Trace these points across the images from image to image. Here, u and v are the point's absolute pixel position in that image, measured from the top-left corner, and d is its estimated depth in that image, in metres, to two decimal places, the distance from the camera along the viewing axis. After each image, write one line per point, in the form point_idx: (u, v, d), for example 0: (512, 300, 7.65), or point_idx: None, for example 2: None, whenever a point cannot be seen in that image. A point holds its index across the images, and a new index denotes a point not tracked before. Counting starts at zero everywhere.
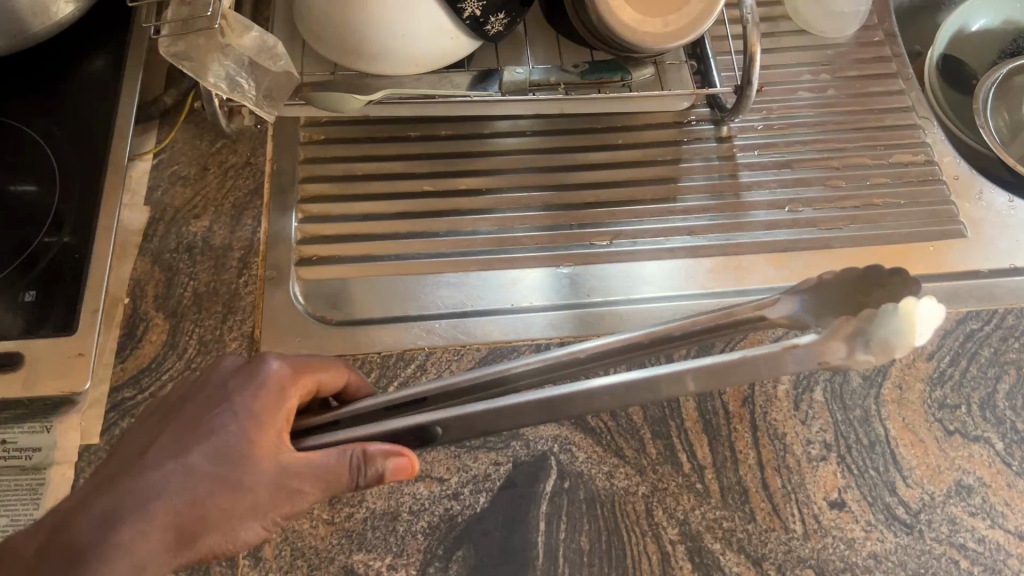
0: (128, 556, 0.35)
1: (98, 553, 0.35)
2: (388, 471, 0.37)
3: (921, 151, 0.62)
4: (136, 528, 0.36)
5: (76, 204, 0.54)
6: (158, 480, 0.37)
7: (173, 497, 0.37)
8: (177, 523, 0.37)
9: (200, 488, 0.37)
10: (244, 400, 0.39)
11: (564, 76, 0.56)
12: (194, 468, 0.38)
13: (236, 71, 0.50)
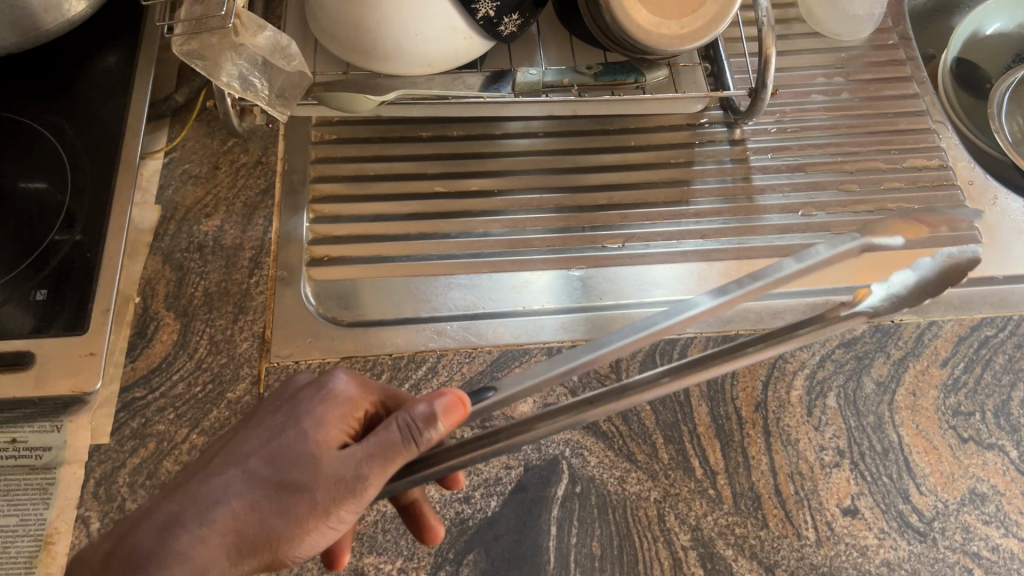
0: (186, 560, 0.34)
1: (157, 556, 0.34)
2: (439, 409, 0.37)
3: (935, 156, 0.62)
4: (196, 530, 0.35)
5: (87, 202, 0.54)
6: (219, 484, 0.37)
7: (234, 501, 0.36)
8: (239, 526, 0.36)
9: (261, 490, 0.37)
10: (308, 409, 0.40)
11: (578, 78, 0.55)
12: (254, 472, 0.37)
13: (249, 71, 0.50)
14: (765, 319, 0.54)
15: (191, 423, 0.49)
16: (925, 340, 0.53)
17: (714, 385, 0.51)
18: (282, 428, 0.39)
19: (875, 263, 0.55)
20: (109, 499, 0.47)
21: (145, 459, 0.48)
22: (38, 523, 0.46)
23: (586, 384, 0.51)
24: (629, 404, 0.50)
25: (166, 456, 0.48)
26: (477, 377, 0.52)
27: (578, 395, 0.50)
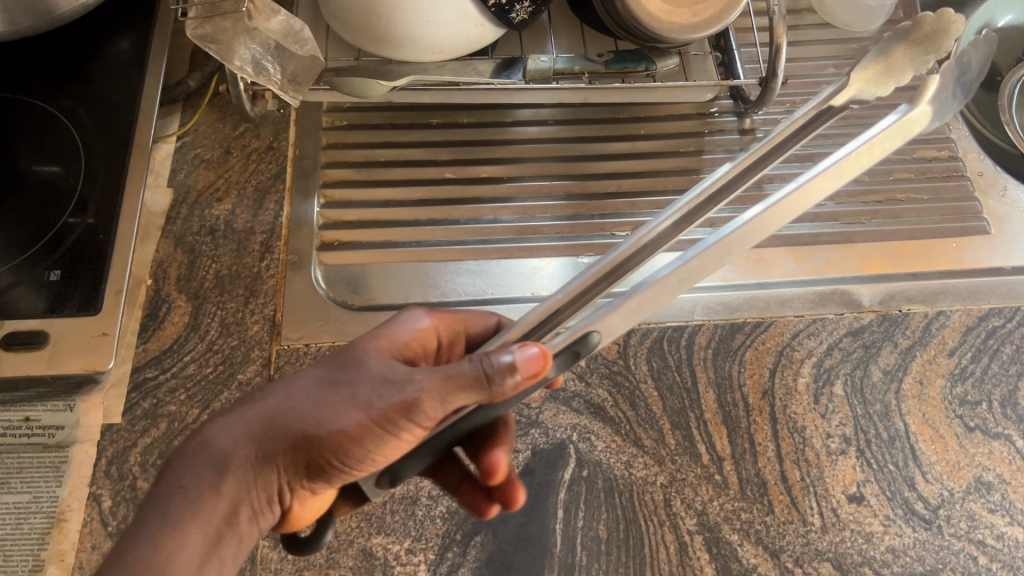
0: (213, 451, 0.38)
1: (195, 446, 0.38)
2: (518, 361, 0.33)
3: (945, 147, 0.61)
4: (233, 425, 0.39)
5: (100, 185, 0.54)
6: (273, 390, 0.40)
7: (273, 403, 0.39)
8: (270, 423, 0.38)
9: (307, 394, 0.39)
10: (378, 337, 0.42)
11: (589, 66, 0.55)
12: (307, 381, 0.39)
13: (262, 55, 0.51)
14: (773, 308, 0.53)
15: (202, 403, 0.50)
16: (933, 329, 0.53)
17: (721, 372, 0.51)
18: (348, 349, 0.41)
19: (883, 253, 0.56)
20: (121, 478, 0.47)
21: (157, 438, 0.49)
22: (50, 500, 0.46)
23: (594, 370, 0.51)
24: (636, 390, 0.50)
25: (177, 436, 0.49)
26: None
27: (585, 380, 0.50)
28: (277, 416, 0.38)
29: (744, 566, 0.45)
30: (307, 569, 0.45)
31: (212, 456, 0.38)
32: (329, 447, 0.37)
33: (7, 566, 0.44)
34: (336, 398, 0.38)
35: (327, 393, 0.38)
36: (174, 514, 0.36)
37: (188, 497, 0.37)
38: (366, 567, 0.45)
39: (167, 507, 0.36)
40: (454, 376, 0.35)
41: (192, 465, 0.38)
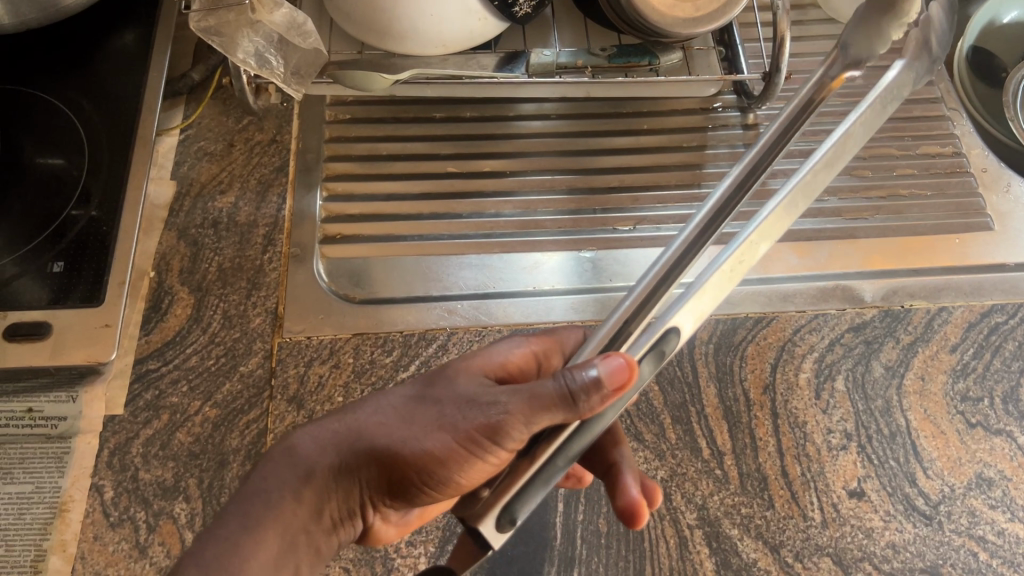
0: (299, 461, 0.37)
1: (282, 453, 0.38)
2: (603, 374, 0.31)
3: (949, 143, 0.61)
4: (321, 433, 0.38)
5: (104, 177, 0.55)
6: (364, 404, 0.39)
7: (363, 416, 0.38)
8: (358, 435, 0.37)
9: (397, 409, 0.38)
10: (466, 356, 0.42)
11: (592, 60, 0.55)
12: (395, 396, 0.39)
13: (265, 48, 0.51)
14: (776, 303, 0.53)
15: (204, 395, 0.50)
16: (935, 325, 0.53)
17: (723, 367, 0.51)
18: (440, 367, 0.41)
19: (885, 249, 0.55)
20: (123, 469, 0.47)
21: (159, 430, 0.49)
22: (52, 491, 0.47)
23: None
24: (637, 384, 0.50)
25: (179, 428, 0.49)
26: None
27: None
28: (367, 428, 0.37)
29: (744, 561, 0.45)
30: None
31: (298, 462, 0.37)
32: (415, 467, 0.36)
33: (9, 556, 0.45)
34: (429, 414, 0.37)
35: (418, 410, 0.38)
36: (255, 515, 0.35)
37: (269, 499, 0.36)
38: (366, 559, 0.45)
39: (250, 505, 0.36)
40: (539, 393, 0.33)
41: (279, 469, 0.37)
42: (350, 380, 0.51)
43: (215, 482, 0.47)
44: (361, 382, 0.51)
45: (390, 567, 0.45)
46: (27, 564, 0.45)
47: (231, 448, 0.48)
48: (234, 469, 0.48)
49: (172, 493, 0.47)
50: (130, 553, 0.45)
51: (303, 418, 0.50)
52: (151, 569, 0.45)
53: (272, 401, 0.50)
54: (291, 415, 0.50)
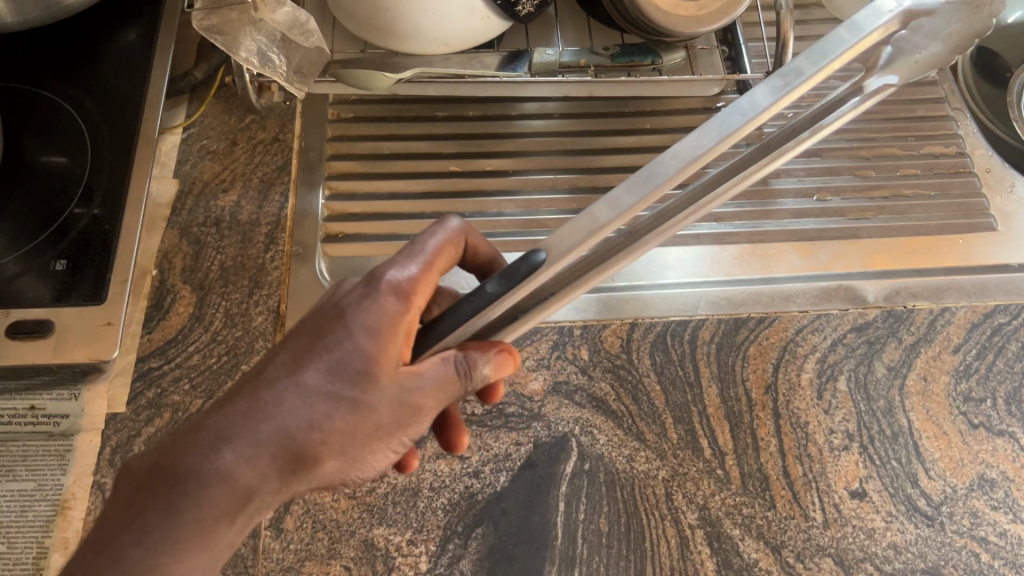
0: (233, 484, 0.32)
1: (195, 475, 0.32)
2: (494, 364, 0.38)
3: (953, 143, 0.61)
4: (247, 446, 0.33)
5: (106, 175, 0.55)
6: (279, 397, 0.34)
7: (287, 417, 0.34)
8: (292, 446, 0.33)
9: (322, 407, 0.34)
10: (363, 313, 0.36)
11: (595, 59, 0.55)
12: (313, 386, 0.34)
13: (267, 46, 0.51)
14: (779, 303, 0.53)
15: (205, 394, 0.50)
16: (938, 325, 0.53)
17: (725, 367, 0.51)
18: (340, 340, 0.35)
19: (889, 249, 0.55)
20: None
21: (161, 428, 0.49)
22: (54, 488, 0.47)
23: (596, 364, 0.51)
24: (639, 384, 0.50)
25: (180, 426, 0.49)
26: None
27: (587, 374, 0.50)
28: (300, 441, 0.34)
29: (745, 561, 0.45)
30: (309, 559, 0.45)
31: (232, 487, 0.32)
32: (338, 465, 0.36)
33: (11, 553, 0.45)
34: (353, 412, 0.35)
35: (340, 403, 0.35)
36: (180, 546, 0.31)
37: (201, 531, 0.31)
38: (367, 558, 0.45)
39: (180, 547, 0.31)
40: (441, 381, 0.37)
41: (207, 499, 0.31)
42: None
43: None
44: None
45: (391, 566, 0.45)
46: (29, 562, 0.45)
47: None
48: None
49: None
50: None
51: None
52: None
53: None
54: None
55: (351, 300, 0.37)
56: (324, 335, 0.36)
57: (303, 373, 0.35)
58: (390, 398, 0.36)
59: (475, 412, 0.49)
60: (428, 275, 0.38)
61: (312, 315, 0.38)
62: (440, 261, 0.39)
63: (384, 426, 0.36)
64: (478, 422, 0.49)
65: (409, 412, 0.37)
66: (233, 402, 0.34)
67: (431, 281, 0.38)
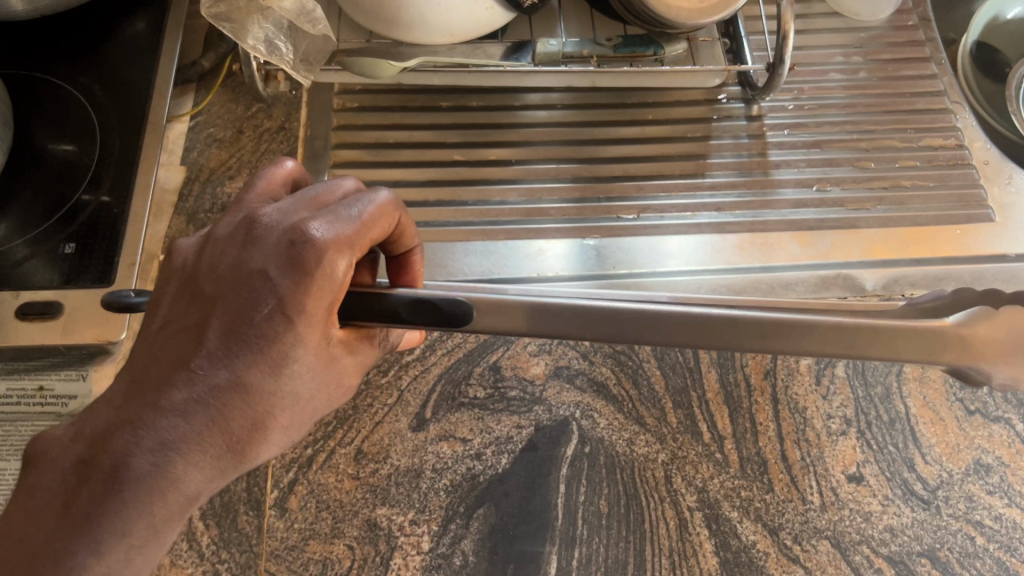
0: (182, 489, 0.32)
1: (141, 458, 0.32)
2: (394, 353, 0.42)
3: (952, 136, 0.63)
4: (193, 448, 0.32)
5: (115, 161, 0.55)
6: (207, 390, 0.33)
7: (231, 413, 0.33)
8: (231, 442, 0.33)
9: (240, 400, 0.33)
10: (293, 291, 0.33)
11: (597, 49, 0.56)
12: (244, 372, 0.33)
13: (274, 34, 0.52)
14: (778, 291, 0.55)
15: None
16: None
17: (724, 353, 0.51)
18: (275, 326, 0.33)
19: (889, 239, 0.57)
20: None
21: None
22: None
23: (597, 350, 0.51)
24: (639, 369, 0.51)
25: None
26: (491, 340, 0.52)
27: (588, 359, 0.51)
28: (214, 441, 0.33)
29: (743, 543, 0.46)
30: (312, 538, 0.45)
31: (179, 492, 0.32)
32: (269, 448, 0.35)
33: None
34: (286, 402, 0.34)
35: (283, 395, 0.34)
36: (138, 540, 0.31)
37: (155, 536, 0.32)
38: (370, 537, 0.45)
39: (136, 552, 0.31)
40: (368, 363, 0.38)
41: (161, 505, 0.32)
42: None
43: None
44: None
45: (394, 545, 0.45)
46: None
47: None
48: None
49: None
50: None
51: None
52: None
53: None
54: None
55: (276, 270, 0.34)
56: (254, 316, 0.33)
57: (239, 362, 0.33)
58: (322, 378, 0.36)
59: (478, 395, 0.50)
60: (360, 241, 0.35)
61: (229, 284, 0.34)
62: (375, 228, 0.36)
63: (316, 403, 0.37)
64: (479, 405, 0.49)
65: (334, 387, 0.37)
66: (162, 392, 0.33)
67: (361, 249, 0.35)
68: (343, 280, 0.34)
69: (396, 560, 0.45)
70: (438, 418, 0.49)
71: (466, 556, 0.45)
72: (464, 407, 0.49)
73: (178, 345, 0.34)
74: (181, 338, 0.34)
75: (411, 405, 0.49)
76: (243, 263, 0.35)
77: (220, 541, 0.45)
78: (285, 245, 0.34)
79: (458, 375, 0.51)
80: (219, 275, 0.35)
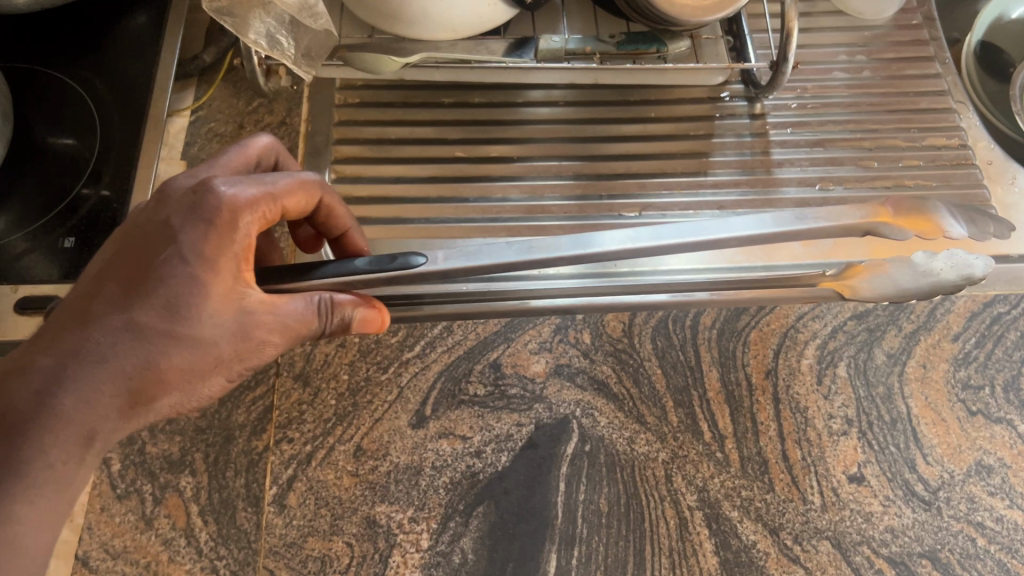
0: (73, 427, 0.35)
1: (32, 397, 0.34)
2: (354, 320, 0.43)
3: (955, 136, 0.62)
4: (82, 389, 0.35)
5: (115, 156, 0.55)
6: (102, 338, 0.35)
7: (124, 358, 0.36)
8: (124, 387, 0.36)
9: (125, 348, 0.36)
10: (193, 240, 0.36)
11: (600, 47, 0.56)
12: (135, 321, 0.36)
13: (276, 29, 0.51)
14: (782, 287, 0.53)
15: None
16: (938, 314, 0.53)
17: (725, 352, 0.51)
18: (171, 274, 0.36)
19: (892, 239, 0.57)
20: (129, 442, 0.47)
21: None
22: None
23: (598, 348, 0.51)
24: (640, 367, 0.51)
25: None
26: (491, 337, 0.52)
27: (589, 357, 0.51)
28: (96, 385, 0.35)
29: (743, 543, 0.45)
30: (311, 535, 0.45)
31: (71, 430, 0.35)
32: (167, 395, 0.37)
33: None
34: (183, 350, 0.37)
35: (180, 343, 0.37)
36: (42, 478, 0.34)
37: (55, 471, 0.35)
38: (368, 534, 0.45)
39: (42, 487, 0.34)
40: (296, 325, 0.40)
41: (56, 438, 0.34)
42: (356, 359, 0.50)
43: (221, 457, 0.47)
44: (367, 360, 0.50)
45: (393, 542, 0.45)
46: None
47: (238, 422, 0.48)
48: (239, 444, 0.47)
49: (178, 467, 0.47)
50: (137, 523, 0.45)
51: (309, 395, 0.49)
52: (156, 540, 0.45)
53: (278, 377, 0.50)
54: (296, 392, 0.49)
55: (181, 222, 0.37)
56: (153, 264, 0.36)
57: (136, 309, 0.36)
58: (228, 330, 0.38)
59: (478, 393, 0.50)
60: (266, 204, 0.38)
61: (138, 237, 0.37)
62: (286, 195, 0.40)
63: (224, 356, 0.39)
64: (479, 402, 0.49)
65: (249, 344, 0.39)
66: (57, 339, 0.35)
67: (270, 208, 0.39)
68: (246, 236, 0.37)
69: (395, 557, 0.45)
70: (438, 416, 0.49)
71: (465, 554, 0.45)
72: (464, 404, 0.49)
73: (81, 298, 0.37)
74: (84, 292, 0.37)
75: (411, 403, 0.49)
76: (151, 221, 0.38)
77: (218, 537, 0.45)
78: (189, 197, 0.37)
79: (458, 372, 0.50)
80: (132, 235, 0.38)
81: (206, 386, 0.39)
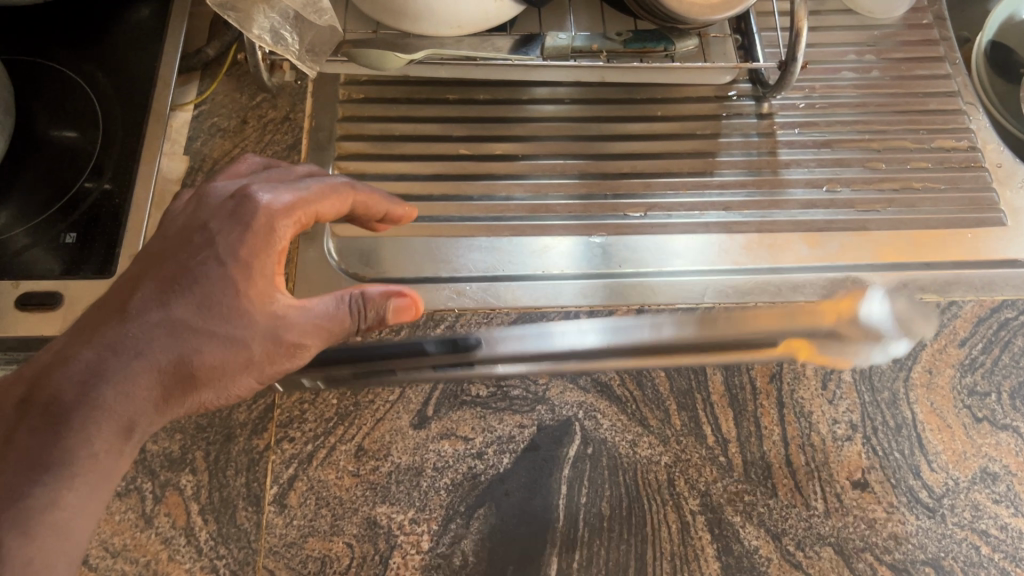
0: (114, 416, 0.36)
1: (75, 387, 0.36)
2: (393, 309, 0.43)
3: (964, 137, 0.62)
4: (121, 381, 0.36)
5: (117, 149, 0.55)
6: (141, 332, 0.37)
7: (163, 350, 0.37)
8: (161, 379, 0.37)
9: (163, 342, 0.37)
10: (229, 240, 0.39)
11: (608, 45, 0.55)
12: (173, 317, 0.38)
13: (281, 24, 0.51)
14: (785, 294, 0.54)
15: None
16: (944, 319, 0.53)
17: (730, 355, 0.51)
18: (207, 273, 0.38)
19: (899, 242, 0.56)
20: None
21: None
22: None
23: (601, 349, 0.51)
24: (644, 369, 0.50)
25: None
26: (494, 336, 0.51)
27: (592, 359, 0.51)
28: (134, 377, 0.37)
29: (745, 548, 0.45)
30: (312, 535, 0.45)
31: (111, 421, 0.36)
32: (202, 390, 0.39)
33: None
34: (217, 346, 0.39)
35: (214, 338, 0.39)
36: (79, 464, 0.35)
37: (95, 460, 0.36)
38: (369, 535, 0.45)
39: (79, 474, 0.35)
40: (332, 324, 0.42)
41: (98, 427, 0.36)
42: None
43: (222, 456, 0.47)
44: (369, 359, 0.50)
45: (394, 543, 0.45)
46: None
47: (238, 421, 0.48)
48: (240, 443, 0.47)
49: (178, 465, 0.47)
50: (136, 522, 0.45)
51: (310, 394, 0.49)
52: (156, 539, 0.45)
53: (280, 376, 0.49)
54: (297, 391, 0.49)
55: (218, 226, 0.39)
56: (190, 264, 0.39)
57: (173, 305, 0.38)
58: (261, 330, 0.40)
59: (480, 394, 0.49)
60: (301, 209, 0.41)
61: (174, 242, 0.40)
62: (324, 201, 0.42)
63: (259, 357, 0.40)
64: (481, 403, 0.49)
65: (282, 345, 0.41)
66: (95, 334, 0.37)
67: (307, 213, 0.42)
68: (277, 238, 0.40)
69: (395, 559, 0.45)
70: (439, 416, 0.49)
71: (466, 556, 0.45)
72: (466, 404, 0.49)
73: (118, 297, 0.38)
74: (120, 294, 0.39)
75: (412, 403, 0.49)
76: (186, 225, 0.40)
77: (219, 536, 0.45)
78: (228, 203, 0.40)
79: (460, 373, 0.50)
80: (166, 240, 0.40)
81: (239, 385, 0.41)
